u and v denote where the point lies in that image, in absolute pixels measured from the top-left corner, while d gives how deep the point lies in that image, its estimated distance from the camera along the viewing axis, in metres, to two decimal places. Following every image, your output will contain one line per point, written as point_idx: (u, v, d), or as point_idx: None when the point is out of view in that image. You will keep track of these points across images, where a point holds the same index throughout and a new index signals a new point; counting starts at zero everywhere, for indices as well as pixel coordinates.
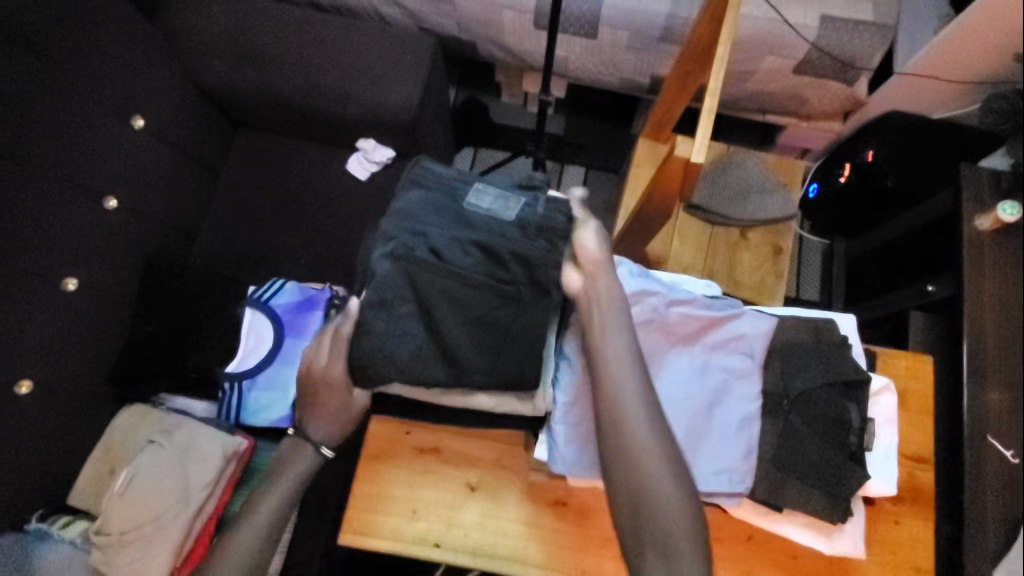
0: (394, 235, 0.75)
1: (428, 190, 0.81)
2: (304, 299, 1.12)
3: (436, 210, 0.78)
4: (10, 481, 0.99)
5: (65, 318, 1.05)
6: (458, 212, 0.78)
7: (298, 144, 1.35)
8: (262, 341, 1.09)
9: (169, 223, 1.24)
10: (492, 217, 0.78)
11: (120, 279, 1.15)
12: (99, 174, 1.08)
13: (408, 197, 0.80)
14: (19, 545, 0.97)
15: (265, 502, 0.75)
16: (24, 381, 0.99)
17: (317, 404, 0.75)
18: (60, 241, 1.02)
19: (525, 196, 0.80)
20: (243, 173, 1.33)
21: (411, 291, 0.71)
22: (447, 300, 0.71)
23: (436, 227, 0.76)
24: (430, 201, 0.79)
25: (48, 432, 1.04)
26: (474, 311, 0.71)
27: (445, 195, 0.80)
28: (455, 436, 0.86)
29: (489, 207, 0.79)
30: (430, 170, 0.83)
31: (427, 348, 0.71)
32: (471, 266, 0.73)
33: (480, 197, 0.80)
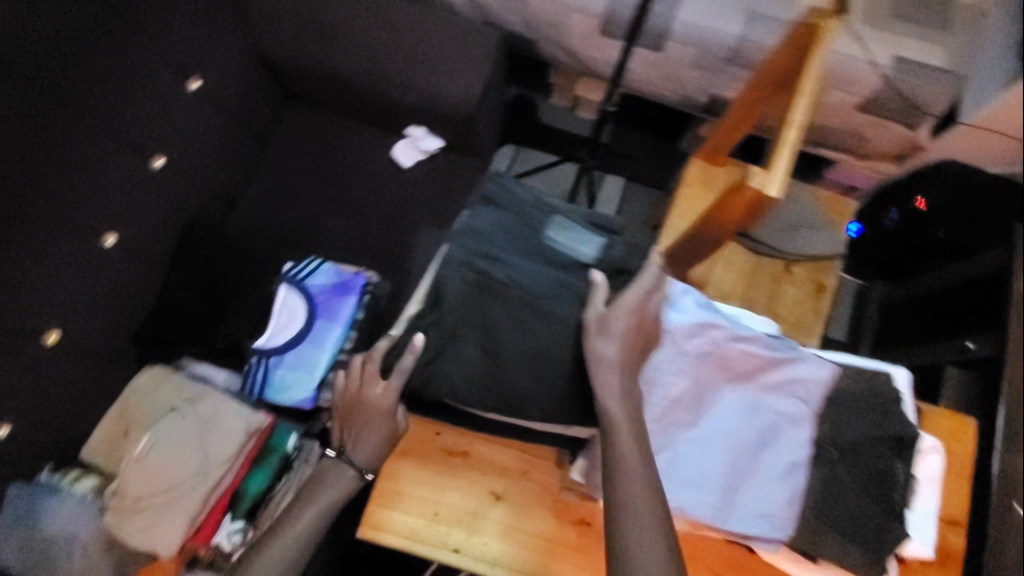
0: (457, 255, 0.72)
1: (501, 211, 0.78)
2: (339, 282, 1.10)
3: (509, 236, 0.75)
4: (27, 431, 0.98)
5: (99, 273, 1.04)
6: (530, 236, 0.75)
7: (347, 123, 1.33)
8: (292, 320, 1.07)
9: (211, 189, 1.22)
10: (573, 257, 0.74)
11: (158, 240, 1.14)
12: (151, 130, 1.07)
13: (476, 218, 0.77)
14: (30, 500, 0.97)
15: (300, 521, 0.80)
16: (52, 330, 0.99)
17: (361, 429, 0.83)
18: (106, 195, 1.02)
19: (603, 236, 0.76)
20: (291, 146, 1.32)
21: (474, 310, 0.69)
22: (512, 323, 0.68)
23: (507, 250, 0.73)
24: (500, 223, 0.76)
25: (69, 385, 1.04)
26: (535, 335, 0.69)
27: (513, 217, 0.77)
28: (484, 443, 0.84)
29: (569, 246, 0.75)
30: (503, 186, 0.79)
31: (477, 363, 0.69)
32: (542, 293, 0.70)
33: (555, 227, 0.76)
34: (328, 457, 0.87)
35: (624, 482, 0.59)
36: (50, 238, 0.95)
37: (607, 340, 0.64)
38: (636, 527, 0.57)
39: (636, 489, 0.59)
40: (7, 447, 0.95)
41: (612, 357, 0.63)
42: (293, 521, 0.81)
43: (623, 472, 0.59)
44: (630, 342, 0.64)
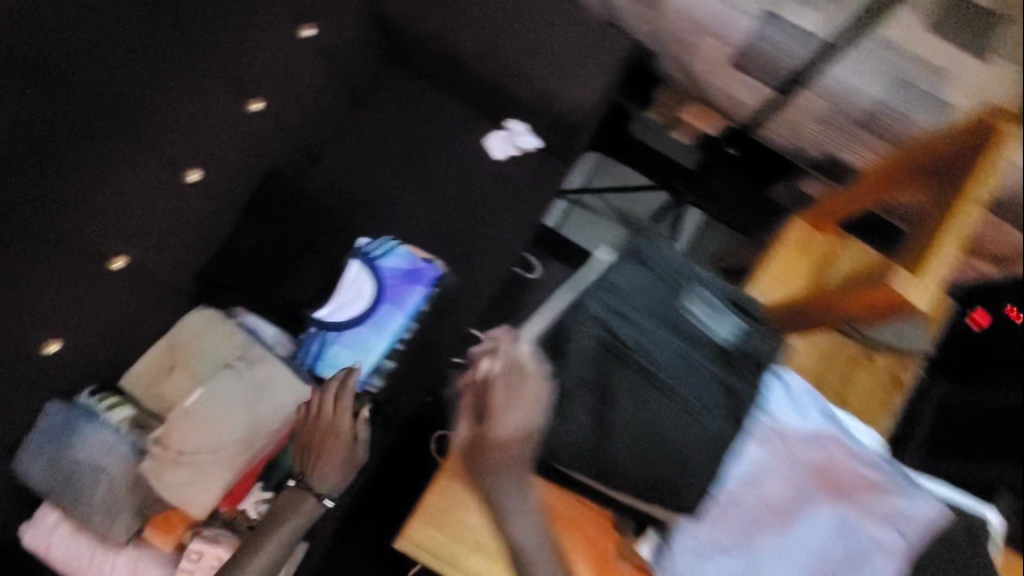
0: (593, 310, 0.76)
1: (647, 270, 0.80)
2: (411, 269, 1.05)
3: (647, 297, 0.78)
4: (79, 351, 0.98)
5: (175, 205, 1.02)
6: (667, 299, 0.79)
7: (445, 101, 1.28)
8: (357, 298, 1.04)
9: (298, 141, 1.18)
10: (705, 334, 0.77)
11: (238, 183, 1.11)
12: (252, 72, 1.05)
13: (617, 268, 0.80)
14: (65, 421, 0.97)
15: (263, 545, 0.86)
16: (119, 256, 0.99)
17: (323, 456, 0.91)
18: (196, 130, 1.01)
19: (738, 319, 0.79)
20: (385, 110, 1.27)
21: (607, 370, 0.73)
22: (633, 399, 0.71)
23: (641, 316, 0.77)
24: (638, 280, 0.79)
25: (126, 314, 1.03)
26: (650, 417, 0.70)
27: (653, 275, 0.80)
28: (550, 491, 0.81)
29: (705, 321, 0.78)
30: (654, 245, 0.82)
31: (584, 428, 0.70)
32: (670, 375, 0.73)
33: (693, 296, 0.80)
34: (289, 486, 0.92)
35: None
36: (132, 161, 0.96)
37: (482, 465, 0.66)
38: None
39: None
40: (57, 362, 0.96)
41: (490, 477, 0.66)
42: (266, 540, 0.87)
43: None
44: (507, 461, 0.65)
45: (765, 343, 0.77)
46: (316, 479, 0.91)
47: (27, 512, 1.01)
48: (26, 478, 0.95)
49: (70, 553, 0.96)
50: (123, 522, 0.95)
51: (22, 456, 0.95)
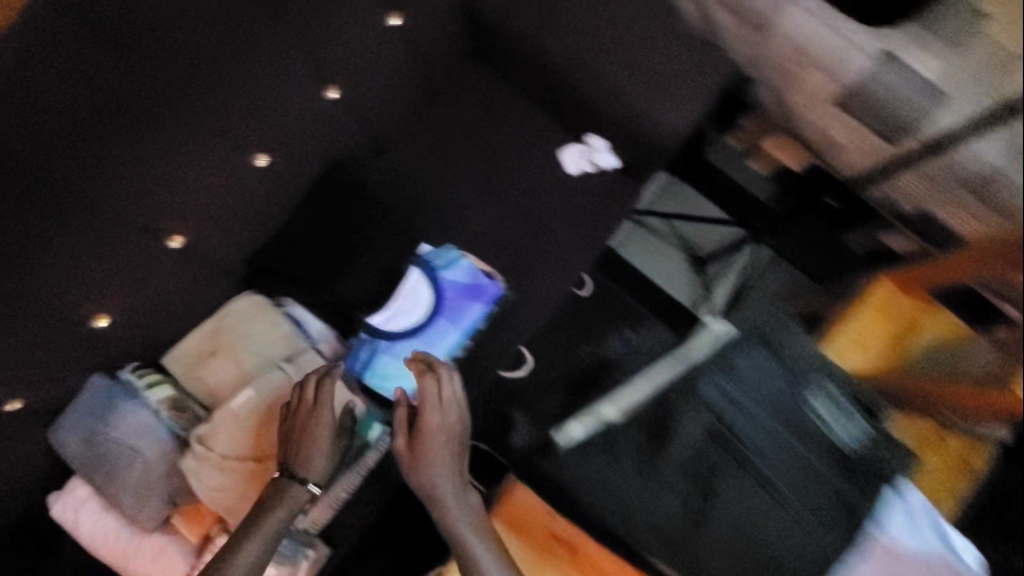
0: (709, 398, 0.90)
1: (771, 360, 0.95)
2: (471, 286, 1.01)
3: (766, 385, 0.93)
4: (126, 327, 0.96)
5: (238, 187, 0.98)
6: (792, 391, 0.94)
7: (523, 104, 1.22)
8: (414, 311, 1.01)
9: (367, 130, 1.14)
10: (821, 430, 0.91)
11: (304, 169, 1.07)
12: (335, 57, 1.01)
13: (740, 353, 0.95)
14: (107, 395, 0.94)
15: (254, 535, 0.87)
16: (177, 235, 0.95)
17: (309, 446, 0.91)
18: (269, 114, 0.98)
19: (850, 420, 0.93)
20: (461, 106, 1.20)
21: (713, 453, 0.88)
22: (733, 488, 0.86)
23: (754, 408, 0.91)
24: (759, 367, 0.94)
25: (177, 293, 1.00)
26: (745, 506, 0.85)
27: (777, 363, 0.95)
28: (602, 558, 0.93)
29: (825, 416, 0.93)
30: (789, 340, 0.98)
31: (678, 509, 0.85)
32: (772, 467, 0.87)
33: (815, 391, 0.94)
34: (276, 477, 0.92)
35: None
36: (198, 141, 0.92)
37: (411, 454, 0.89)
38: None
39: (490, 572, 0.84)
40: (103, 335, 0.94)
41: (421, 466, 0.89)
42: (255, 532, 0.87)
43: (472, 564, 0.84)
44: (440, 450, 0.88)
45: (859, 443, 0.90)
46: (299, 465, 0.91)
47: (55, 482, 0.99)
48: (64, 449, 0.93)
49: (97, 531, 0.94)
50: (154, 507, 0.92)
51: (61, 426, 0.93)
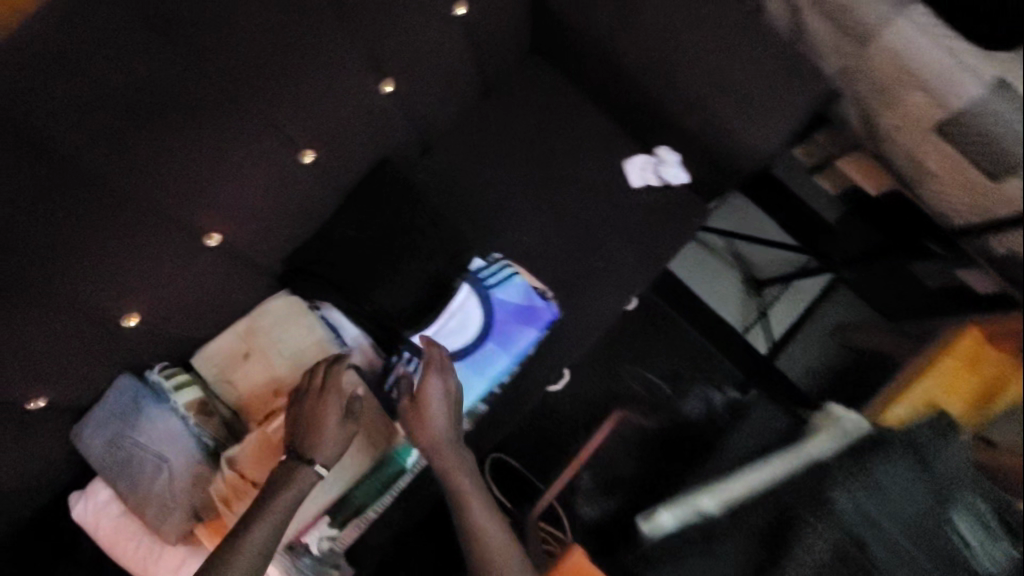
0: (850, 514, 0.80)
1: (919, 473, 0.84)
2: (525, 306, 0.98)
3: (908, 499, 0.83)
4: (156, 325, 0.90)
5: (282, 185, 0.91)
6: (932, 506, 0.83)
7: (584, 107, 1.14)
8: (464, 328, 0.97)
9: (420, 127, 1.07)
10: (966, 558, 0.81)
11: (350, 166, 1.00)
12: (396, 47, 0.91)
13: (879, 455, 0.84)
14: (133, 398, 0.89)
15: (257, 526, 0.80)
16: (215, 234, 0.88)
17: (320, 429, 0.86)
18: (322, 106, 0.87)
19: (993, 545, 0.83)
20: (519, 107, 1.14)
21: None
22: None
23: (892, 525, 0.81)
24: (905, 481, 0.83)
25: (211, 292, 0.94)
26: None
27: (925, 479, 0.84)
28: None
29: (968, 540, 0.83)
30: (943, 447, 0.87)
31: None
32: None
33: (961, 507, 0.85)
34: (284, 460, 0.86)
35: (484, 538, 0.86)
36: (247, 134, 0.81)
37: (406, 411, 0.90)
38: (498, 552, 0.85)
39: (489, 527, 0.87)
40: (130, 336, 0.88)
41: (416, 426, 0.89)
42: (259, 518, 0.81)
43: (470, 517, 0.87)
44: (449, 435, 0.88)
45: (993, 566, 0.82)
46: (308, 448, 0.85)
47: (76, 475, 0.96)
48: (86, 452, 0.88)
49: (117, 535, 0.89)
50: (177, 519, 0.87)
51: (84, 427, 0.88)
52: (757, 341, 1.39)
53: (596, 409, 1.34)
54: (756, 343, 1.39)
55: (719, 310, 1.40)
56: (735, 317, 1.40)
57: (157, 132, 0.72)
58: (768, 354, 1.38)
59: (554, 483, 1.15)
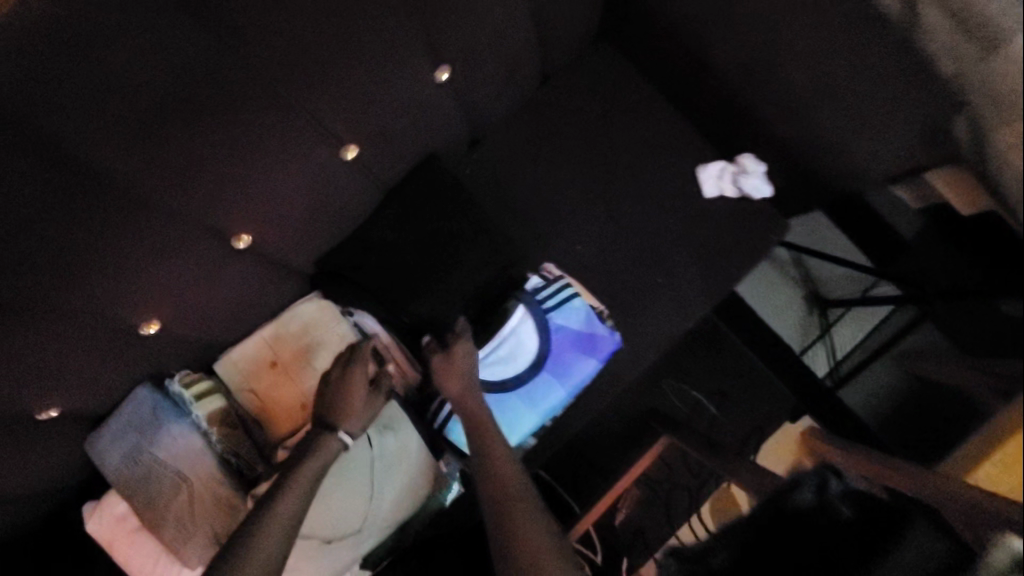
0: None
1: None
2: (587, 333, 0.87)
3: None
4: (178, 332, 0.81)
5: (320, 184, 0.81)
6: None
7: (654, 105, 1.02)
8: (513, 359, 0.85)
9: (471, 119, 0.96)
10: None
11: (395, 162, 0.89)
12: (457, 32, 0.79)
13: None
14: (154, 408, 0.81)
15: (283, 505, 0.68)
16: (244, 236, 0.78)
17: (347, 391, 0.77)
18: (370, 98, 0.77)
19: None
20: (581, 100, 1.04)
21: None
22: None
23: None
24: None
25: (237, 297, 0.85)
26: None
27: None
28: None
29: None
30: None
31: None
32: None
33: None
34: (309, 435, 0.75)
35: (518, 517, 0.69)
36: (286, 130, 0.71)
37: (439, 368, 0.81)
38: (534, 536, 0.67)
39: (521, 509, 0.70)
40: (148, 342, 0.79)
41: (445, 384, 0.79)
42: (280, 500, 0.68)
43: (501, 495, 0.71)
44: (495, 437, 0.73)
45: None
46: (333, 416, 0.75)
47: (87, 478, 0.89)
48: (99, 467, 0.80)
49: (133, 557, 0.82)
50: (198, 543, 0.80)
51: (99, 440, 0.80)
52: (814, 363, 1.30)
53: (636, 426, 1.26)
54: (813, 366, 1.29)
55: (776, 328, 1.32)
56: (794, 335, 1.31)
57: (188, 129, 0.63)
58: (825, 378, 1.28)
59: (590, 513, 1.10)
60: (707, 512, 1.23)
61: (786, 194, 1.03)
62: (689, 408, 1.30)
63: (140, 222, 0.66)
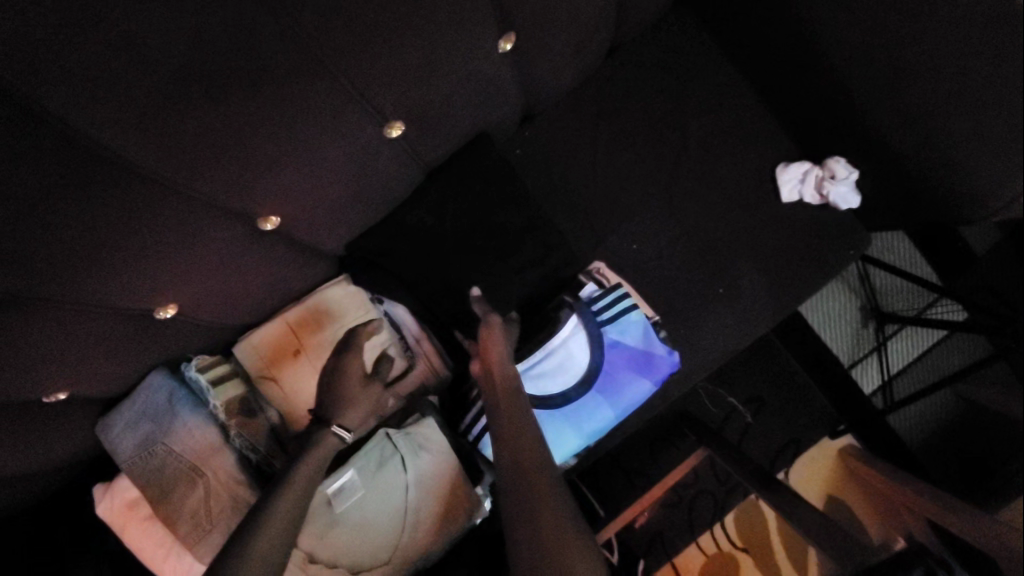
0: None
1: None
2: (642, 352, 0.84)
3: None
4: (197, 318, 0.74)
5: (358, 164, 0.71)
6: None
7: (730, 95, 0.94)
8: (562, 371, 0.81)
9: (528, 98, 0.86)
10: None
11: (441, 141, 0.79)
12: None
13: None
14: (168, 394, 0.77)
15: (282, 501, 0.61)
16: (272, 218, 0.69)
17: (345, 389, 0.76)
18: (426, 75, 0.67)
19: None
20: (647, 84, 0.93)
21: None
22: None
23: None
24: None
25: (262, 282, 0.77)
26: None
27: None
28: None
29: None
30: None
31: None
32: None
33: None
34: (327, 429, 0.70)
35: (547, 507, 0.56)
36: (332, 107, 0.62)
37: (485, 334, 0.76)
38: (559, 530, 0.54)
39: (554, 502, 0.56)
40: (163, 328, 0.72)
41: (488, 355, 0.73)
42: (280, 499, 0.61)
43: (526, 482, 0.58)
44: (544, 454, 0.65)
45: None
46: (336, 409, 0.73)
47: (93, 456, 0.85)
48: (113, 455, 0.76)
49: (145, 547, 0.76)
50: (213, 542, 0.74)
51: (111, 427, 0.76)
52: (862, 379, 1.21)
53: (667, 430, 1.20)
54: (860, 382, 1.21)
55: (825, 339, 1.22)
56: (843, 348, 1.22)
57: (223, 106, 0.54)
58: (873, 396, 1.20)
59: (617, 522, 1.05)
60: (733, 525, 1.18)
61: (868, 206, 0.93)
62: (724, 414, 1.21)
63: (158, 205, 0.57)
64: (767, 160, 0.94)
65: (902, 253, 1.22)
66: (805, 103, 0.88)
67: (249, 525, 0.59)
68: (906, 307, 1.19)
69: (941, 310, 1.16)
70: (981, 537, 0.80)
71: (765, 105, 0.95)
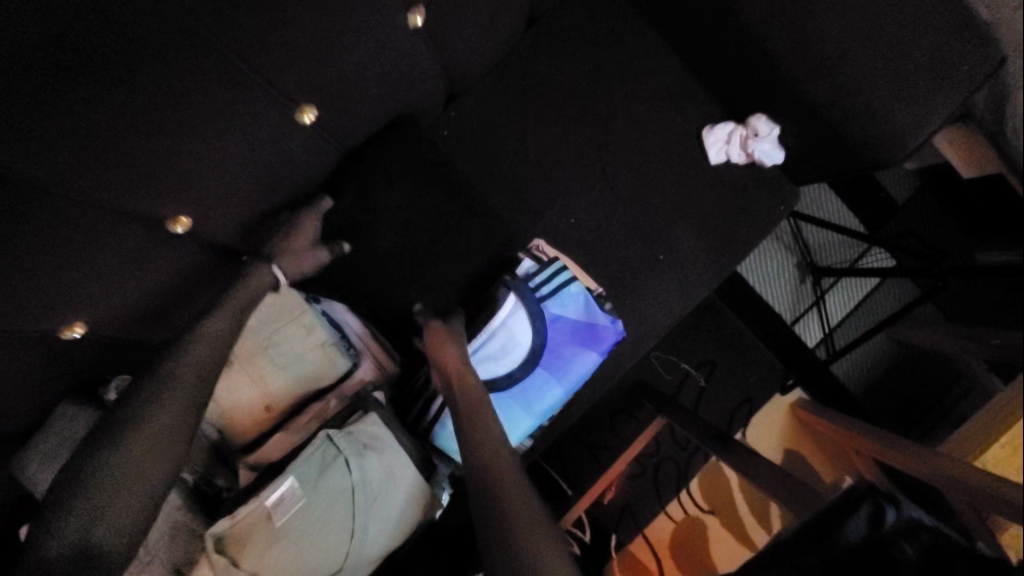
0: None
1: None
2: (585, 325, 0.83)
3: None
4: (120, 337, 0.67)
5: (274, 153, 0.67)
6: None
7: (652, 60, 0.94)
8: (505, 355, 0.79)
9: (450, 73, 0.83)
10: None
11: (361, 125, 0.76)
12: None
13: None
14: (86, 425, 0.68)
15: (166, 400, 0.58)
16: (182, 220, 0.62)
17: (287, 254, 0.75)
18: (332, 54, 0.63)
19: None
20: (567, 54, 0.92)
21: None
22: None
23: None
24: None
25: (190, 289, 0.71)
26: None
27: None
28: None
29: None
30: None
31: None
32: None
33: None
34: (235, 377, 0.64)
35: (501, 489, 0.58)
36: (233, 91, 0.58)
37: (434, 346, 0.74)
38: (513, 501, 0.57)
39: (508, 481, 0.59)
40: (74, 353, 0.65)
41: (445, 368, 0.72)
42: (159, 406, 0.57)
43: (481, 473, 0.60)
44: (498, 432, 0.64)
45: None
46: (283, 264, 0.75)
47: None
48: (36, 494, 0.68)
49: None
50: None
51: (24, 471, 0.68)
52: (805, 334, 1.25)
53: (626, 401, 1.21)
54: (804, 337, 1.24)
55: (768, 298, 1.24)
56: (785, 306, 1.24)
57: (102, 94, 0.49)
58: (816, 348, 1.24)
59: (582, 502, 1.03)
60: (697, 489, 1.20)
61: (791, 161, 0.95)
62: (678, 381, 1.24)
63: (54, 213, 0.51)
64: (692, 122, 0.95)
65: (829, 208, 1.24)
66: (725, 63, 0.89)
67: (122, 437, 0.55)
68: (840, 260, 1.24)
69: (872, 258, 1.24)
70: (925, 467, 0.83)
71: (685, 70, 0.96)
